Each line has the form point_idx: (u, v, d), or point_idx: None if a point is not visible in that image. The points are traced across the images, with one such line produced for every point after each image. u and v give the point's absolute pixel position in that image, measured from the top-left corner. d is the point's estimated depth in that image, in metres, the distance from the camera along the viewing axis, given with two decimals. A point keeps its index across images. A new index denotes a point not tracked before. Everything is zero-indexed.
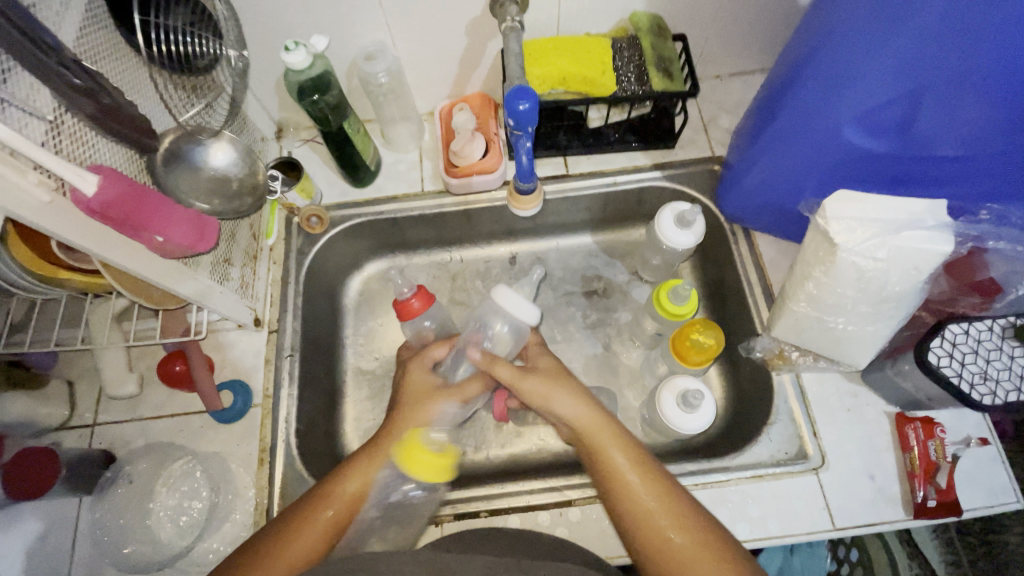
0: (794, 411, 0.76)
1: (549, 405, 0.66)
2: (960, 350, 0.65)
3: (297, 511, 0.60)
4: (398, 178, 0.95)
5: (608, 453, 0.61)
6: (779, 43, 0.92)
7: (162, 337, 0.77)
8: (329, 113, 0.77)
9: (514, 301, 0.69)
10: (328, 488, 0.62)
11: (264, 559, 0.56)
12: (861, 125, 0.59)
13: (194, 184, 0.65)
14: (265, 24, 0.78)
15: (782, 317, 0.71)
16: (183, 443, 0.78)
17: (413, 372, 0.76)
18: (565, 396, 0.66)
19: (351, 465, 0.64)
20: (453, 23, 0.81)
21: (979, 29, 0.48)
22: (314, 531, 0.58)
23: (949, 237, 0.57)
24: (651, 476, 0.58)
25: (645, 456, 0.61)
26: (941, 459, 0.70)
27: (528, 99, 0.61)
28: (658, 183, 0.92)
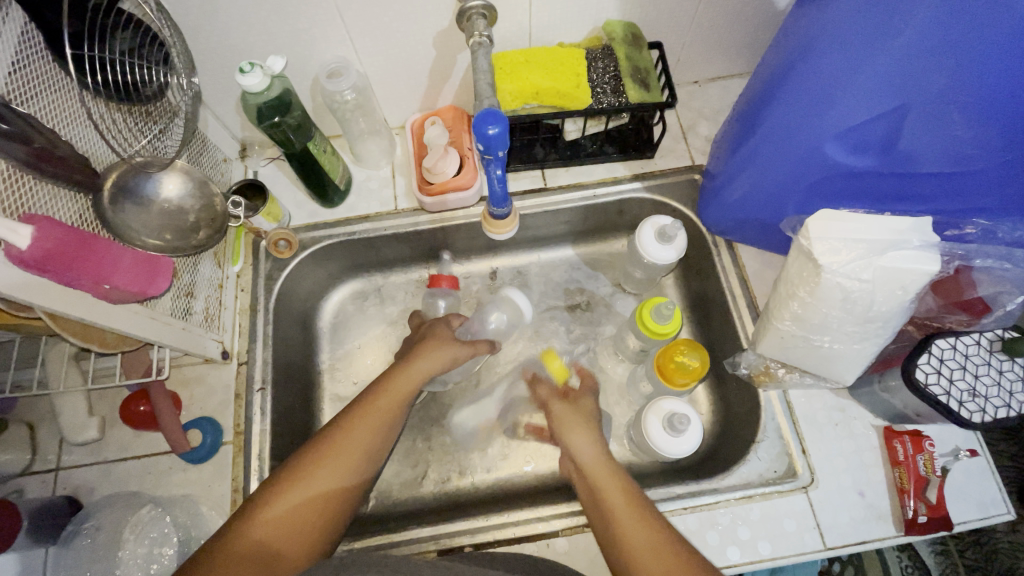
0: (782, 428, 0.75)
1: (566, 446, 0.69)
2: (948, 366, 0.64)
3: (322, 441, 0.64)
4: (370, 196, 0.91)
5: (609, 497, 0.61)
6: (757, 48, 0.90)
7: (123, 378, 0.73)
8: (292, 135, 0.73)
9: (519, 299, 0.85)
10: (354, 420, 0.66)
11: (297, 488, 0.59)
12: (844, 142, 0.57)
13: (144, 222, 0.63)
14: (219, 42, 0.73)
15: (766, 335, 0.70)
16: (151, 487, 0.74)
17: (440, 328, 0.82)
18: (583, 439, 0.69)
19: (373, 402, 0.68)
20: (419, 37, 0.77)
21: (967, 46, 0.47)
22: (342, 462, 0.63)
23: (935, 256, 0.56)
24: (650, 522, 0.58)
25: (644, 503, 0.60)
26: (931, 473, 0.69)
27: (497, 122, 0.58)
28: (638, 195, 0.90)
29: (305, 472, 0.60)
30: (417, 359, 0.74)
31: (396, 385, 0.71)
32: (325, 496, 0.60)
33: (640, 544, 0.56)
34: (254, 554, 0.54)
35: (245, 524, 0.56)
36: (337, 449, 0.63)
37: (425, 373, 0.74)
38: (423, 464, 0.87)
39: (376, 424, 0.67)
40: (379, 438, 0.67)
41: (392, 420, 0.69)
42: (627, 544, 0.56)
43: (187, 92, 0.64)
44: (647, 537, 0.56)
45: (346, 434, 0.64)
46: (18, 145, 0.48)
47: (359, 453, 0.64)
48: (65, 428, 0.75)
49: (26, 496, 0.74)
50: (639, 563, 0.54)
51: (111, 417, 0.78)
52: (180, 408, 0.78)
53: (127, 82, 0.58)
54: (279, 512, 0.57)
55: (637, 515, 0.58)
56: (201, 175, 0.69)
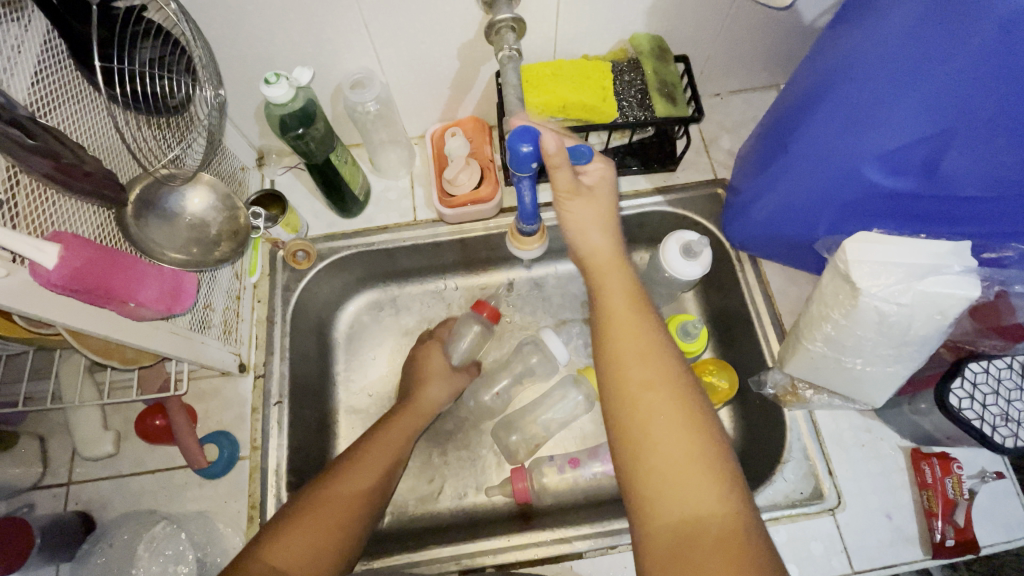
0: (808, 448, 0.74)
1: (579, 238, 0.67)
2: (981, 390, 0.63)
3: (327, 478, 0.66)
4: (389, 207, 0.90)
5: (611, 312, 0.60)
6: (781, 61, 0.89)
7: (139, 393, 0.71)
8: (315, 147, 0.73)
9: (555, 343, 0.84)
10: (359, 454, 0.69)
11: (310, 519, 0.60)
12: (884, 165, 0.57)
13: (170, 236, 0.62)
14: (241, 51, 0.72)
15: (795, 355, 0.69)
16: (166, 502, 0.73)
17: (433, 355, 0.86)
18: (583, 206, 0.66)
19: (380, 436, 0.73)
20: (444, 48, 0.76)
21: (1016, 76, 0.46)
22: (352, 489, 0.65)
23: (975, 281, 0.55)
24: (646, 335, 0.57)
25: (654, 315, 0.60)
26: (959, 496, 0.68)
27: (531, 140, 0.57)
28: (660, 209, 0.89)
29: (314, 502, 0.62)
30: (420, 398, 0.80)
31: (397, 424, 0.76)
32: (338, 520, 0.61)
33: (631, 350, 0.56)
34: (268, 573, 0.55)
35: (259, 553, 0.56)
36: (344, 479, 0.66)
37: (432, 406, 0.81)
38: (440, 479, 0.86)
39: (383, 459, 0.70)
40: (389, 469, 0.70)
41: (398, 450, 0.73)
42: (618, 344, 0.57)
43: (210, 104, 0.63)
44: (640, 345, 0.56)
45: (354, 466, 0.67)
46: (43, 159, 0.46)
47: (371, 481, 0.67)
48: (78, 443, 0.73)
49: (37, 511, 0.72)
50: (625, 364, 0.55)
51: (125, 431, 0.77)
52: (195, 422, 0.77)
53: (152, 92, 0.57)
54: (292, 539, 0.58)
55: (635, 323, 0.58)
56: (225, 187, 0.68)
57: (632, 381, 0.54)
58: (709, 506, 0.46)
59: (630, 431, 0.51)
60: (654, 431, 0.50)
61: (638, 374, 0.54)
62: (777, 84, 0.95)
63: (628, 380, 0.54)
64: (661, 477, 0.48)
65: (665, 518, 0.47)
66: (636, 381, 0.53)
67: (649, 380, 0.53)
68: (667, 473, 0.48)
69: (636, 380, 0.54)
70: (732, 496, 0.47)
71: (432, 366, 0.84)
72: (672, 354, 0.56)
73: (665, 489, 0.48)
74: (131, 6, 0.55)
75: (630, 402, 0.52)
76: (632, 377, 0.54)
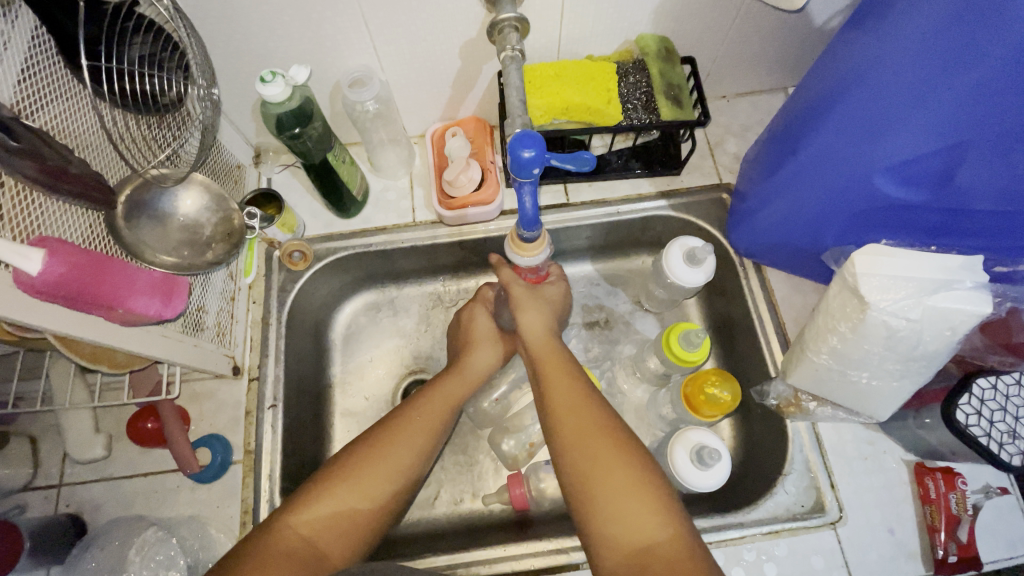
0: (811, 461, 0.73)
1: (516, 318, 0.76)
2: (989, 407, 0.61)
3: (366, 447, 0.65)
4: (387, 207, 0.89)
5: (551, 373, 0.67)
6: (789, 64, 0.87)
7: (130, 397, 0.70)
8: (312, 146, 0.71)
9: None
10: (400, 424, 0.67)
11: (344, 492, 0.60)
12: (895, 175, 0.55)
13: (163, 238, 0.61)
14: (237, 48, 0.70)
15: (798, 366, 0.67)
16: (158, 507, 0.72)
17: (478, 318, 0.83)
18: (534, 315, 0.75)
19: (425, 403, 0.71)
20: (445, 47, 0.74)
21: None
22: (391, 463, 0.64)
23: (987, 297, 0.54)
24: (578, 387, 0.65)
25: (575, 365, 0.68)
26: (962, 512, 0.67)
27: (533, 145, 0.54)
28: (663, 213, 0.87)
29: (349, 475, 0.62)
30: (468, 361, 0.78)
31: (444, 389, 0.73)
32: (371, 494, 0.62)
33: (565, 402, 0.63)
34: (297, 543, 0.56)
35: (291, 519, 0.57)
36: (383, 452, 0.64)
37: (479, 372, 0.78)
38: (436, 484, 0.85)
39: (426, 427, 0.68)
40: (430, 439, 0.68)
41: (444, 421, 0.71)
42: (557, 400, 0.64)
43: (205, 101, 0.62)
44: (572, 394, 0.64)
45: (394, 437, 0.66)
46: (29, 162, 0.45)
47: (410, 453, 0.66)
48: (69, 445, 0.72)
49: (28, 513, 0.71)
50: (560, 416, 0.62)
51: (117, 433, 0.76)
52: (188, 425, 0.76)
53: (142, 90, 0.55)
54: (325, 511, 0.59)
55: (567, 377, 0.66)
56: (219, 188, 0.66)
57: (570, 430, 0.60)
58: (654, 533, 0.52)
59: (577, 479, 0.57)
60: (597, 484, 0.56)
61: (573, 422, 0.61)
62: (785, 87, 0.93)
63: (564, 429, 0.61)
64: (611, 522, 0.54)
65: (616, 550, 0.52)
66: (575, 432, 0.60)
67: (585, 430, 0.60)
68: (614, 520, 0.53)
69: (573, 432, 0.60)
70: (674, 523, 0.52)
71: (477, 330, 0.82)
72: (603, 405, 0.63)
73: (613, 526, 0.53)
74: (120, 1, 0.53)
75: (572, 454, 0.59)
76: (572, 427, 0.61)
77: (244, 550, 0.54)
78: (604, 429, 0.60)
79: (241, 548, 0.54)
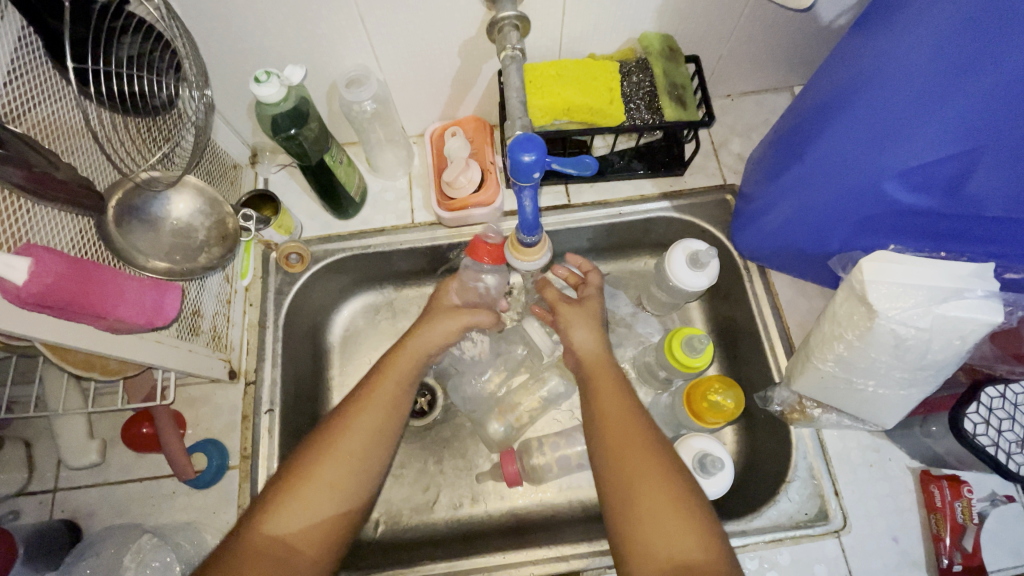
0: (815, 467, 0.72)
1: (567, 334, 0.72)
2: (997, 416, 0.60)
3: (324, 438, 0.63)
4: (386, 208, 0.87)
5: (598, 383, 0.66)
6: (795, 62, 0.85)
7: (125, 403, 0.69)
8: (308, 147, 0.70)
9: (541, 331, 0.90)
10: (350, 413, 0.65)
11: (304, 487, 0.59)
12: (905, 181, 0.54)
13: (154, 243, 0.60)
14: (232, 47, 0.69)
15: (803, 373, 0.66)
16: (154, 512, 0.71)
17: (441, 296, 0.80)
18: (581, 330, 0.72)
19: (377, 385, 0.68)
20: (444, 46, 0.73)
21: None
22: (342, 452, 0.62)
23: (998, 306, 0.53)
24: (625, 397, 0.65)
25: (619, 373, 0.68)
26: (968, 521, 0.66)
27: (534, 149, 0.52)
28: (666, 214, 0.86)
29: (305, 469, 0.60)
30: (414, 337, 0.73)
31: (391, 370, 0.70)
32: (331, 485, 0.60)
33: (613, 411, 0.63)
34: (267, 544, 0.55)
35: (258, 523, 0.57)
36: (334, 442, 0.63)
37: (427, 346, 0.73)
38: (435, 488, 0.84)
39: (377, 411, 0.66)
40: (383, 426, 0.66)
41: (399, 403, 0.68)
42: (602, 409, 0.64)
43: (198, 102, 0.61)
44: (619, 405, 0.64)
45: (343, 427, 0.64)
46: (15, 168, 0.44)
47: (363, 440, 0.64)
48: (64, 451, 0.71)
49: (22, 519, 0.70)
50: (606, 427, 0.62)
51: (112, 439, 0.75)
52: (184, 429, 0.75)
53: (136, 90, 0.54)
54: (288, 510, 0.58)
55: (613, 388, 0.66)
56: (213, 192, 0.66)
57: (616, 439, 0.61)
58: (691, 548, 0.52)
59: (617, 488, 0.58)
60: (636, 495, 0.56)
61: (619, 431, 0.61)
62: (791, 86, 0.91)
63: (608, 440, 0.61)
64: (645, 536, 0.54)
65: (650, 564, 0.52)
66: (620, 443, 0.60)
67: (629, 440, 0.60)
68: (649, 533, 0.53)
69: (618, 442, 0.60)
70: (709, 540, 0.53)
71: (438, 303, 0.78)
72: (647, 416, 0.63)
73: (649, 540, 0.53)
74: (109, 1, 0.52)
75: (616, 463, 0.59)
76: (616, 437, 0.61)
77: (212, 557, 0.54)
78: (651, 439, 0.60)
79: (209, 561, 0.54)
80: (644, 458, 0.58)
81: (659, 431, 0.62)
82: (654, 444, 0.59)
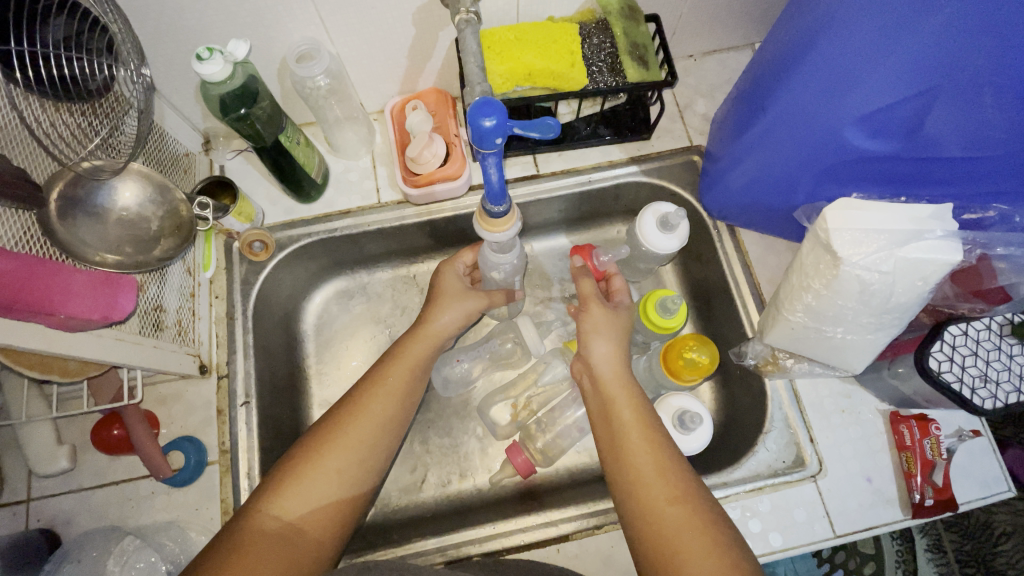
0: (789, 417, 0.73)
1: (587, 345, 0.67)
2: (960, 352, 0.62)
3: (338, 414, 0.63)
4: (350, 189, 0.85)
5: (630, 429, 0.59)
6: (755, 18, 0.85)
7: (90, 406, 0.67)
8: (262, 128, 0.67)
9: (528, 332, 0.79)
10: (363, 397, 0.65)
11: (314, 470, 0.59)
12: (865, 126, 0.54)
13: (101, 235, 0.59)
14: (170, 25, 0.65)
15: (775, 326, 0.67)
16: (134, 513, 0.70)
17: (446, 274, 0.78)
18: (604, 344, 0.66)
19: (386, 375, 0.67)
20: (397, 15, 0.70)
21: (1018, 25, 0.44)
22: (353, 435, 0.62)
23: (958, 245, 0.55)
24: (658, 448, 0.58)
25: (653, 419, 0.61)
26: (937, 457, 0.68)
27: (495, 113, 0.50)
28: (635, 178, 0.85)
29: (317, 451, 0.60)
30: (427, 324, 0.74)
31: (407, 353, 0.70)
32: (339, 470, 0.60)
33: (646, 470, 0.56)
34: (279, 529, 0.55)
35: (264, 504, 0.56)
36: (346, 426, 0.62)
37: (443, 330, 0.74)
38: (422, 468, 0.84)
39: (386, 396, 0.66)
40: (387, 424, 0.65)
41: (394, 428, 0.65)
42: (634, 463, 0.57)
43: (138, 83, 0.57)
44: (652, 463, 0.56)
45: (356, 410, 0.64)
46: None
47: (374, 426, 0.63)
48: (32, 460, 0.68)
49: None
50: (640, 484, 0.55)
51: (83, 443, 0.72)
52: (157, 428, 0.73)
53: (67, 74, 0.50)
54: (297, 494, 0.57)
55: (643, 436, 0.58)
56: (160, 178, 0.65)
57: (654, 499, 0.54)
58: None
59: (658, 557, 0.51)
60: (680, 562, 0.50)
61: (658, 491, 0.54)
62: (751, 43, 0.91)
63: (648, 501, 0.54)
64: None
65: None
66: (658, 504, 0.53)
67: (668, 501, 0.53)
68: None
69: (659, 504, 0.53)
70: None
71: (444, 285, 0.77)
72: (685, 472, 0.56)
73: None
74: None
75: (656, 528, 0.52)
76: (653, 497, 0.54)
77: (220, 545, 0.52)
78: (691, 498, 0.54)
79: (209, 546, 0.53)
80: (684, 521, 0.52)
81: (698, 486, 0.56)
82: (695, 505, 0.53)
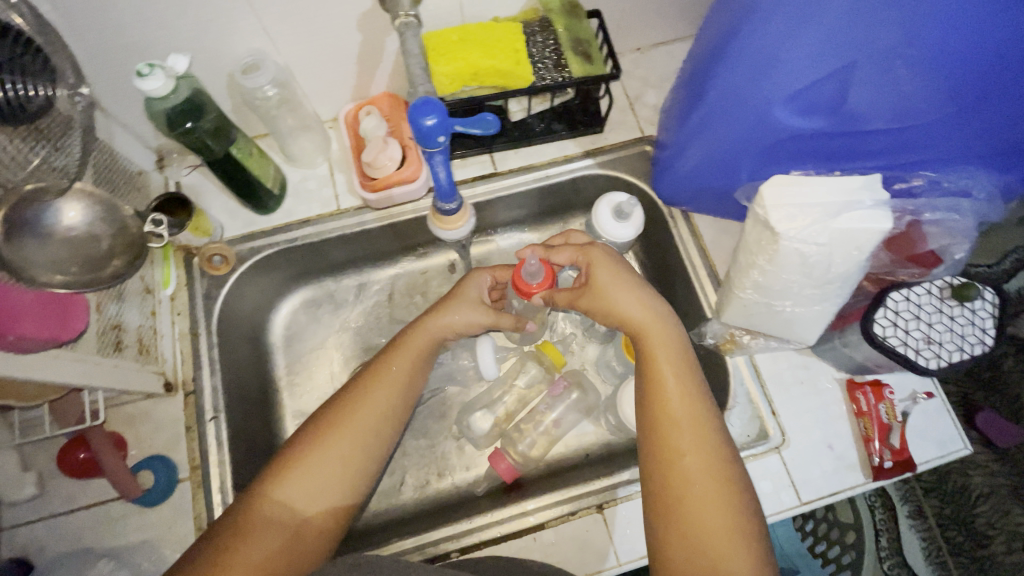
0: (751, 392, 0.76)
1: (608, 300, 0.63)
2: (903, 317, 0.65)
3: (345, 403, 0.63)
4: (309, 197, 0.85)
5: (668, 402, 0.58)
6: (696, 9, 0.87)
7: (53, 431, 0.66)
8: (211, 141, 0.67)
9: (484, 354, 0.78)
10: (373, 384, 0.64)
11: (320, 457, 0.58)
12: (793, 105, 0.57)
13: (49, 257, 0.58)
14: (111, 44, 0.65)
15: (730, 304, 0.70)
16: (105, 537, 0.69)
17: (471, 278, 0.74)
18: (625, 297, 0.63)
19: (391, 365, 0.66)
20: (341, 21, 0.71)
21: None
22: (358, 426, 0.61)
23: (887, 213, 0.57)
24: (693, 395, 0.58)
25: (695, 369, 0.60)
26: (892, 420, 0.72)
27: (434, 112, 0.52)
28: (591, 171, 0.87)
29: (322, 441, 0.59)
30: (433, 317, 0.71)
31: (411, 345, 0.69)
32: (344, 457, 0.60)
33: (678, 414, 0.57)
34: (280, 513, 0.55)
35: (269, 486, 0.56)
36: (349, 420, 0.61)
37: (445, 327, 0.71)
38: (400, 470, 0.84)
39: (391, 391, 0.65)
40: (390, 414, 0.64)
41: (400, 414, 0.65)
42: (665, 406, 0.58)
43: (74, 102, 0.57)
44: (685, 410, 0.57)
45: (362, 398, 0.63)
46: None
47: (374, 417, 0.63)
48: None
49: None
50: (666, 426, 0.57)
51: (49, 470, 0.71)
52: (125, 450, 0.72)
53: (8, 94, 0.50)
54: (303, 480, 0.57)
55: (678, 383, 0.59)
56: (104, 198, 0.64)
57: (678, 440, 0.56)
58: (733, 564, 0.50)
59: (665, 492, 0.54)
60: (686, 503, 0.53)
61: (685, 435, 0.56)
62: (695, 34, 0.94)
63: (672, 441, 0.56)
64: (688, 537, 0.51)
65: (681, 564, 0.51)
66: (680, 447, 0.55)
67: (691, 448, 0.55)
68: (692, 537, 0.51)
69: (684, 447, 0.55)
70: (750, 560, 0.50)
71: (464, 289, 0.73)
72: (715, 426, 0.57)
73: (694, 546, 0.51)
74: None
75: (672, 465, 0.55)
76: (677, 439, 0.56)
77: (224, 521, 0.54)
78: (714, 447, 0.55)
79: (217, 522, 0.54)
80: (701, 467, 0.54)
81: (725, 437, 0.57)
82: (718, 457, 0.55)
